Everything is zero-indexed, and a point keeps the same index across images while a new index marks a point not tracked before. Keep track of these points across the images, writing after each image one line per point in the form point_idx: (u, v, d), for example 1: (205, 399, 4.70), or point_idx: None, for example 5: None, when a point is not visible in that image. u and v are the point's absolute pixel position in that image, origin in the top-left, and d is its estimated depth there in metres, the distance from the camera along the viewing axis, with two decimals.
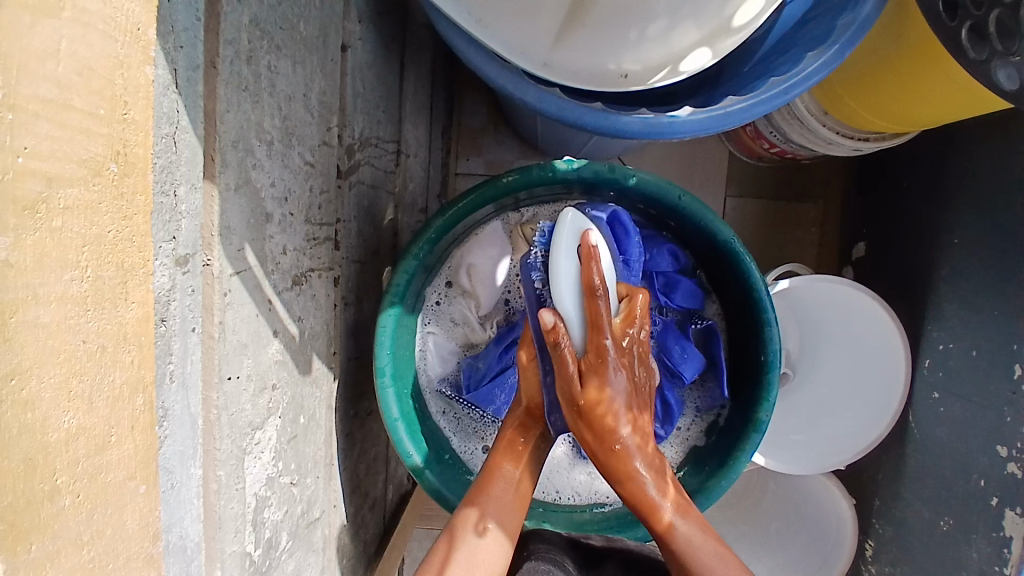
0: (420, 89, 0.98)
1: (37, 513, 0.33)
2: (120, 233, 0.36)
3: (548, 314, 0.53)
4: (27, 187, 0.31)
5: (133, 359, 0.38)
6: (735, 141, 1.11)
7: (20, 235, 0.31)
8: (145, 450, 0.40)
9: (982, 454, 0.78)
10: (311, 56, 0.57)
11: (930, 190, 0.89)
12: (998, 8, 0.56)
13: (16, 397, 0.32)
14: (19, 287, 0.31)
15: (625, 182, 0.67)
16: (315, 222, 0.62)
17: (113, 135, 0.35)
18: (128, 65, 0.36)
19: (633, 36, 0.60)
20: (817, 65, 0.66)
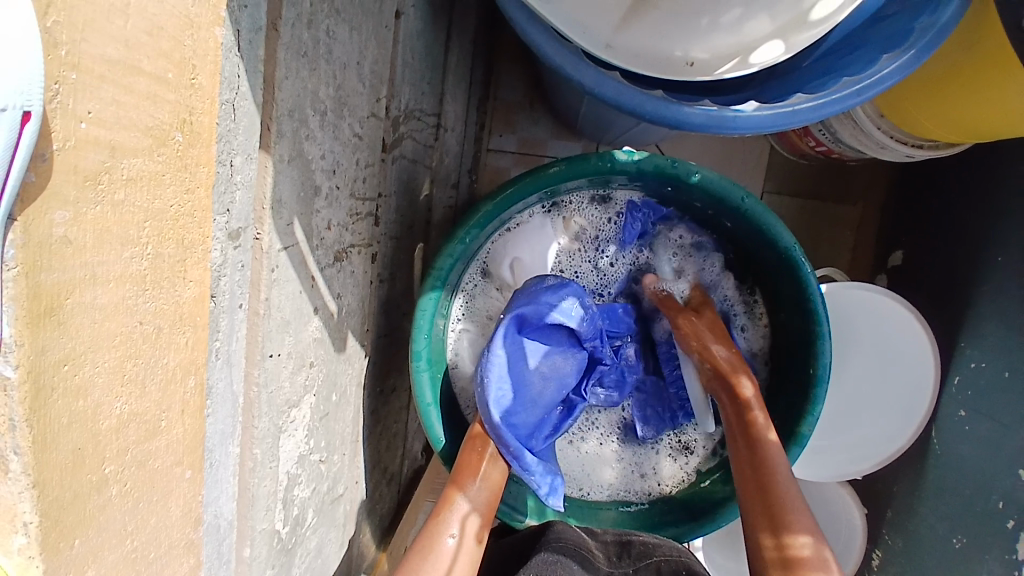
0: (462, 60, 0.94)
1: (84, 505, 0.30)
2: (181, 207, 0.34)
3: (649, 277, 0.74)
4: (86, 158, 0.28)
5: (187, 341, 0.37)
6: (779, 136, 1.07)
7: (80, 209, 0.28)
8: (192, 436, 0.39)
9: (1003, 478, 0.77)
10: (367, 23, 0.54)
11: (978, 205, 0.85)
12: None
13: (70, 383, 0.28)
14: (76, 267, 0.28)
15: (686, 178, 0.64)
16: (359, 197, 0.60)
17: (179, 101, 0.34)
18: (198, 26, 0.34)
19: (705, 23, 0.57)
20: (893, 68, 0.62)
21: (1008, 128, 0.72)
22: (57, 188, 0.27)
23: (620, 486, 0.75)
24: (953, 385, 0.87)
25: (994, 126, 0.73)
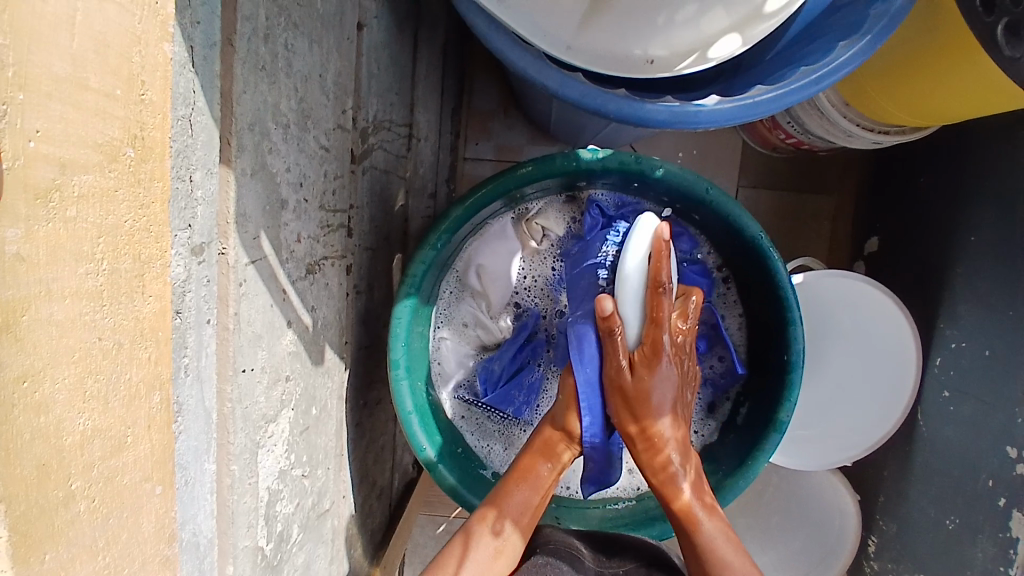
0: (432, 71, 0.95)
1: (51, 522, 0.32)
2: (136, 223, 0.34)
3: (608, 302, 0.57)
4: (38, 174, 0.29)
5: (150, 355, 0.36)
6: (749, 130, 1.09)
7: (33, 227, 0.29)
8: (161, 450, 0.39)
9: (990, 455, 0.78)
10: (327, 35, 0.55)
11: (948, 189, 0.87)
12: None
13: (29, 400, 0.30)
14: (31, 283, 0.29)
15: (651, 173, 0.65)
16: (330, 209, 0.60)
17: (129, 117, 0.34)
18: (146, 42, 0.34)
19: (661, 20, 0.58)
20: (849, 55, 0.64)
21: (968, 109, 0.74)
22: (9, 205, 0.28)
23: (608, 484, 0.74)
24: (936, 365, 0.88)
25: (954, 108, 0.75)
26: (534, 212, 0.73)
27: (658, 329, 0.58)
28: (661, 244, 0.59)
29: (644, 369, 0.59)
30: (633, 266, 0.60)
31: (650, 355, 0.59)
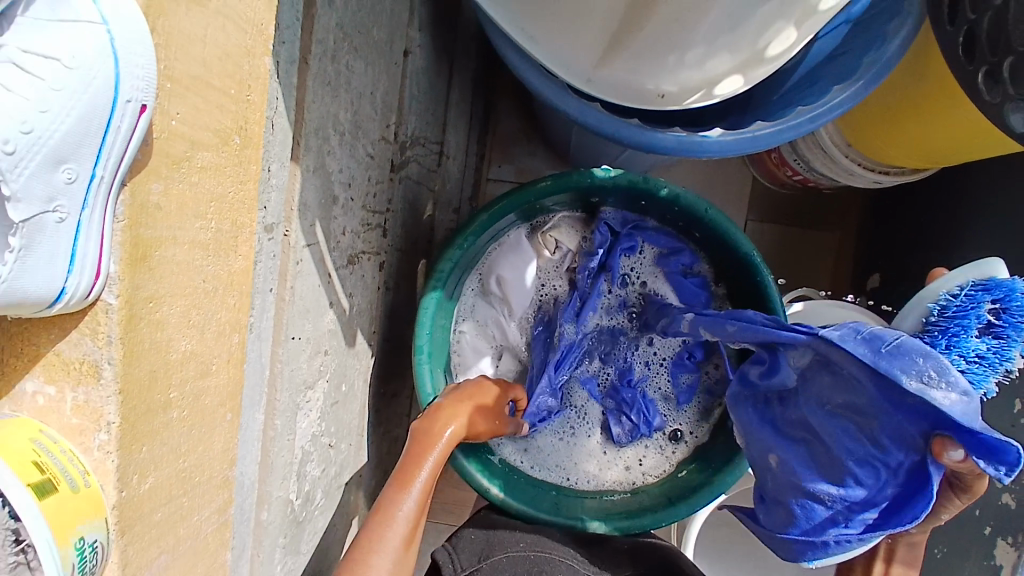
0: (464, 97, 1.04)
1: (152, 421, 0.32)
2: (235, 194, 0.39)
3: (955, 449, 0.38)
4: (176, 147, 0.34)
5: (236, 302, 0.39)
6: (758, 166, 1.16)
7: (170, 184, 0.34)
8: (233, 384, 0.40)
9: (980, 482, 0.82)
10: (380, 60, 0.64)
11: (948, 223, 0.92)
12: (1012, 55, 0.52)
13: (150, 316, 0.31)
14: (163, 228, 0.32)
15: (657, 192, 0.72)
16: (370, 210, 0.68)
17: (239, 112, 0.39)
18: (254, 54, 0.40)
19: (671, 62, 0.65)
20: (842, 98, 0.71)
21: (956, 153, 0.80)
22: (153, 166, 0.32)
23: (602, 478, 0.77)
24: None
25: (954, 150, 0.80)
26: (550, 224, 0.80)
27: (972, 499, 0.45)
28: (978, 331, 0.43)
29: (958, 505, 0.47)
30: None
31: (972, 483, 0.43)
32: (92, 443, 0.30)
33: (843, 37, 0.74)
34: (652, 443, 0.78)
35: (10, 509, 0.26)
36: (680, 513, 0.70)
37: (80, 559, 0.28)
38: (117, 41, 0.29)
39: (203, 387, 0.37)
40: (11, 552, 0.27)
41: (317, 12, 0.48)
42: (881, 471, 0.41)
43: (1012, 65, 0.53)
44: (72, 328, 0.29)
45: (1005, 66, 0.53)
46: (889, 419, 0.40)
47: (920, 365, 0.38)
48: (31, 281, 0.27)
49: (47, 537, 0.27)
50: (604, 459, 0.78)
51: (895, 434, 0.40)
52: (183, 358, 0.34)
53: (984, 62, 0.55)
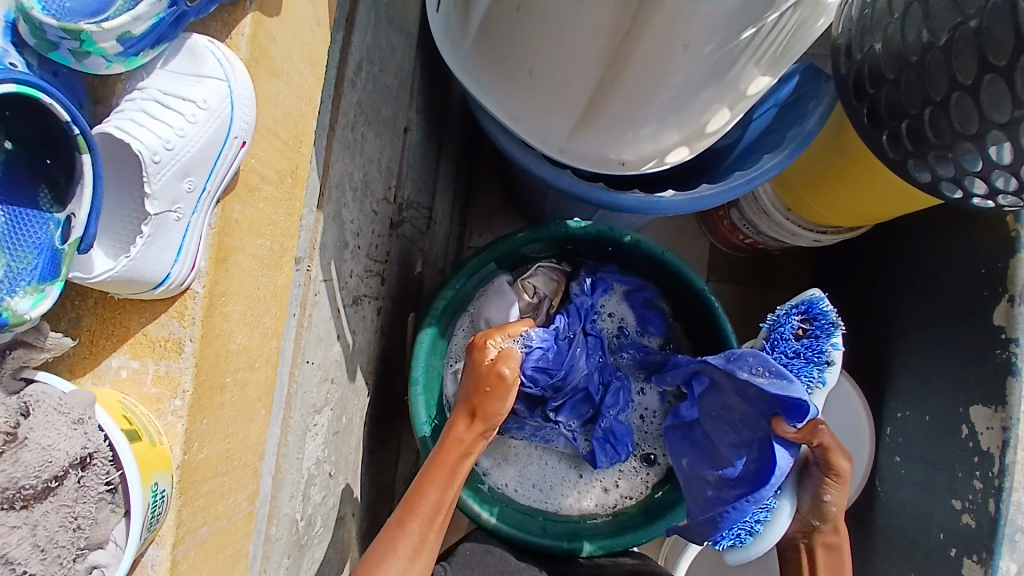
0: (450, 171, 1.17)
1: (212, 400, 0.40)
2: (285, 222, 0.49)
3: (785, 423, 0.63)
4: (252, 180, 0.44)
5: (274, 314, 0.47)
6: (714, 233, 1.30)
7: (246, 207, 0.43)
8: (269, 383, 0.48)
9: (942, 510, 0.88)
10: (386, 133, 0.75)
11: (881, 274, 1.05)
12: (907, 119, 0.68)
13: (219, 308, 0.41)
14: (238, 240, 0.42)
15: (621, 239, 0.83)
16: (372, 259, 0.77)
17: (299, 155, 0.50)
18: (304, 117, 0.50)
19: (629, 135, 0.78)
20: (772, 163, 0.85)
21: (879, 213, 0.94)
22: (236, 193, 0.43)
23: (584, 501, 0.83)
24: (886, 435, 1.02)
25: (877, 209, 0.93)
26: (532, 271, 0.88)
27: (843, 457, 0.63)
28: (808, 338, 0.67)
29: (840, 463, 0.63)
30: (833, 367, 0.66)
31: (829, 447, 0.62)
32: (167, 409, 0.38)
33: (771, 120, 0.90)
34: (626, 467, 0.85)
35: (110, 445, 0.35)
36: (658, 530, 0.78)
37: (152, 502, 0.35)
38: (233, 91, 0.41)
39: (247, 381, 0.44)
40: (100, 489, 0.35)
41: (343, 93, 0.60)
42: (745, 451, 0.67)
43: (909, 127, 0.68)
44: (162, 312, 0.39)
45: (903, 127, 0.69)
46: (749, 410, 0.68)
47: (755, 366, 0.65)
48: (143, 267, 0.37)
49: (134, 474, 0.34)
50: (586, 484, 0.84)
51: (749, 422, 0.68)
52: (237, 350, 0.43)
53: (885, 127, 0.71)
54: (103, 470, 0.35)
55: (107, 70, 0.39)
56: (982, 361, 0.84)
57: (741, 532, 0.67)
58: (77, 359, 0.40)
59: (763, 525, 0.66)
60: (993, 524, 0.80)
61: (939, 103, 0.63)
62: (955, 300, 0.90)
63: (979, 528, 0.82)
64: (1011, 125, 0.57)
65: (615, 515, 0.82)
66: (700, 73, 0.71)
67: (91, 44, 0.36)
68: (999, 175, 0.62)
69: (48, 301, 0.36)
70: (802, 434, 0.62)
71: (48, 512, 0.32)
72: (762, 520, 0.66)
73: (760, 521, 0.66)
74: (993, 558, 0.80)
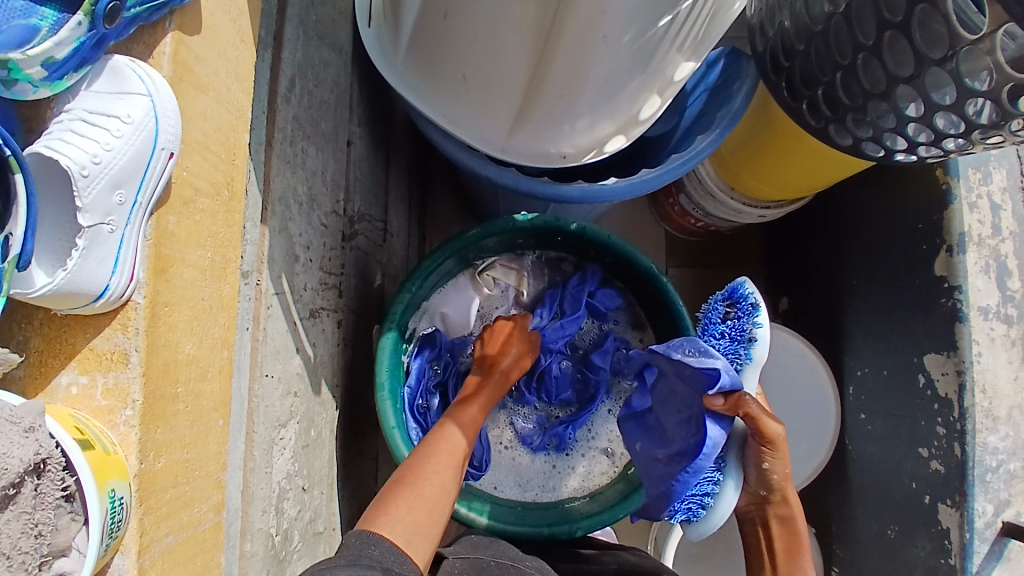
0: (402, 184, 1.18)
1: (163, 408, 0.42)
2: (226, 232, 0.51)
3: (716, 398, 0.65)
4: (186, 191, 0.46)
5: (216, 326, 0.48)
6: (668, 221, 1.33)
7: (181, 218, 0.45)
8: (224, 393, 0.50)
9: (909, 459, 0.91)
10: (328, 147, 0.77)
11: (825, 238, 1.08)
12: (821, 86, 0.72)
13: (164, 318, 0.42)
14: (176, 250, 0.44)
15: (568, 228, 0.85)
16: (327, 271, 0.78)
17: (234, 168, 0.52)
18: (235, 130, 0.52)
19: (566, 129, 0.81)
20: (706, 143, 0.88)
21: (813, 181, 0.98)
22: (170, 204, 0.44)
23: (560, 487, 0.86)
24: (849, 395, 1.02)
25: (812, 178, 0.97)
26: (484, 267, 0.91)
27: (776, 426, 0.64)
28: (738, 319, 0.70)
29: (773, 433, 0.64)
30: (762, 342, 0.68)
31: (760, 419, 0.64)
32: (119, 419, 0.40)
33: (701, 105, 0.94)
34: (591, 446, 0.88)
35: (64, 451, 0.36)
36: (634, 503, 0.80)
37: (111, 509, 0.37)
38: (156, 104, 0.42)
39: (202, 391, 0.47)
40: (57, 496, 0.36)
41: (277, 108, 0.61)
42: (687, 428, 0.69)
43: (823, 93, 0.72)
44: (106, 326, 0.41)
45: (818, 94, 0.73)
46: (687, 392, 0.70)
47: (691, 349, 0.69)
48: (81, 281, 0.38)
49: (90, 481, 0.36)
50: (560, 468, 0.87)
51: (689, 402, 0.70)
52: (187, 360, 0.45)
53: (801, 96, 0.75)
54: (58, 476, 0.36)
55: (34, 94, 0.40)
56: (925, 311, 0.88)
57: (692, 505, 0.68)
58: (28, 380, 0.41)
59: (713, 497, 0.68)
60: (961, 467, 0.83)
61: (846, 67, 0.68)
62: (894, 256, 0.93)
63: (949, 471, 0.84)
64: (915, 78, 0.62)
65: (592, 496, 0.85)
66: (623, 62, 0.74)
67: (18, 70, 0.37)
68: (917, 129, 0.66)
69: None
70: (728, 405, 0.65)
71: (9, 521, 0.34)
72: (710, 492, 0.68)
73: (708, 494, 0.68)
74: (965, 500, 0.82)
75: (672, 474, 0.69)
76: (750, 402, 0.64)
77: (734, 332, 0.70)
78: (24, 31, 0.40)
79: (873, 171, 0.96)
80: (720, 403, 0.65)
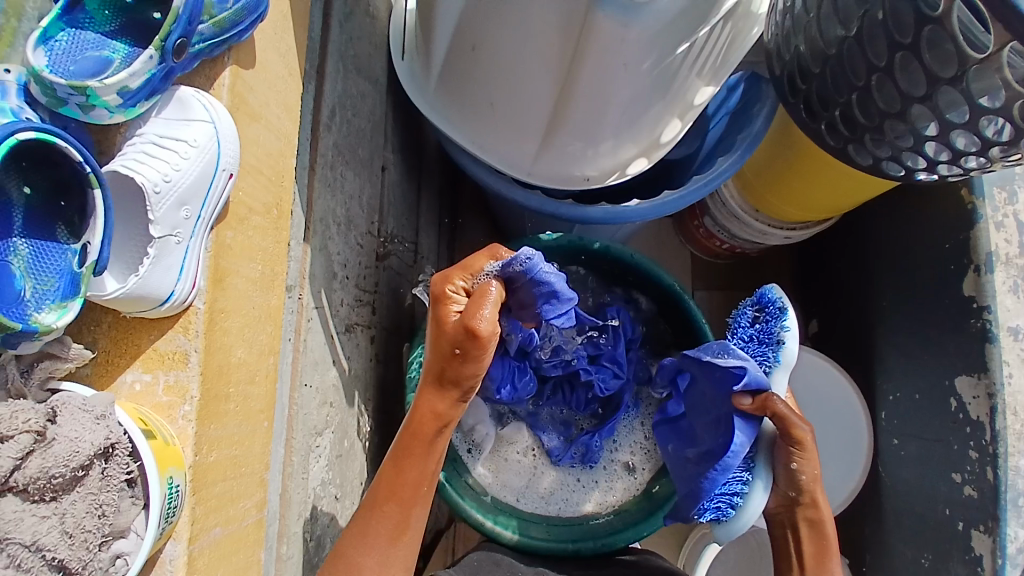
0: (432, 208, 1.23)
1: (216, 408, 0.46)
2: (274, 249, 0.55)
3: (743, 397, 0.68)
4: (240, 211, 0.50)
5: (264, 335, 0.52)
6: (693, 243, 1.34)
7: (236, 235, 0.50)
8: (268, 398, 0.54)
9: (944, 482, 0.88)
10: (365, 172, 0.81)
11: (852, 259, 1.08)
12: (838, 107, 0.74)
13: (219, 325, 0.47)
14: (231, 264, 0.48)
15: (591, 247, 0.88)
16: (362, 288, 0.82)
17: (282, 190, 0.57)
18: (283, 156, 0.57)
19: (590, 152, 0.84)
20: (727, 164, 0.90)
21: (837, 202, 0.99)
22: (227, 222, 0.48)
23: (583, 502, 0.86)
24: (882, 419, 1.01)
25: (836, 199, 0.98)
26: None
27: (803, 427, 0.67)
28: (764, 323, 0.72)
29: (800, 433, 0.66)
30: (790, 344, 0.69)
31: (788, 418, 0.67)
32: (177, 415, 0.44)
33: (722, 129, 0.97)
34: (615, 462, 0.89)
35: (130, 438, 0.40)
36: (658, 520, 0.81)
37: (169, 495, 0.40)
38: (219, 130, 0.47)
39: (250, 395, 0.51)
40: (121, 479, 0.40)
41: (320, 136, 0.67)
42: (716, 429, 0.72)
43: (841, 114, 0.74)
44: (169, 328, 0.45)
45: (835, 115, 0.75)
46: (716, 393, 0.72)
47: (718, 350, 0.71)
48: (150, 285, 0.42)
49: (153, 468, 0.39)
50: (584, 484, 0.87)
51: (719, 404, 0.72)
52: (238, 364, 0.49)
53: (819, 117, 0.77)
54: (123, 461, 0.40)
55: (109, 119, 0.45)
56: (955, 331, 0.87)
57: (721, 504, 0.70)
58: (95, 377, 0.45)
59: (741, 497, 0.70)
60: (995, 491, 0.81)
61: (862, 89, 0.69)
62: (922, 275, 0.93)
63: (984, 497, 0.83)
64: (929, 98, 0.63)
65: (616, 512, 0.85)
66: (644, 88, 0.78)
67: (95, 97, 0.42)
68: (936, 148, 0.67)
69: (70, 314, 0.40)
70: (755, 405, 0.67)
71: (76, 501, 0.38)
72: (740, 491, 0.70)
73: (737, 494, 0.70)
74: (999, 526, 0.81)
75: (700, 473, 0.71)
76: (778, 401, 0.67)
77: (761, 336, 0.72)
78: (97, 62, 0.46)
79: (899, 192, 0.96)
80: (747, 402, 0.68)
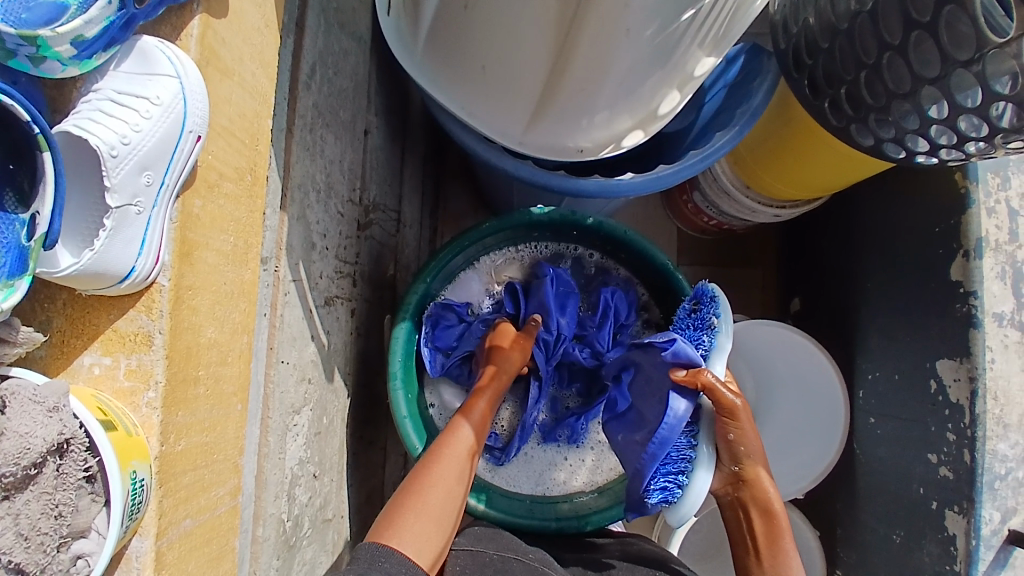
0: (416, 175, 1.18)
1: (185, 391, 0.42)
2: (248, 219, 0.51)
3: (678, 370, 0.67)
4: (210, 177, 0.46)
5: (236, 311, 0.49)
6: (680, 218, 1.32)
7: (206, 203, 0.45)
8: (242, 378, 0.50)
9: (919, 463, 0.90)
10: (346, 135, 0.77)
11: (840, 239, 1.07)
12: (844, 86, 0.71)
13: (187, 303, 0.43)
14: (200, 236, 0.44)
15: (584, 222, 0.85)
16: (342, 260, 0.78)
17: (257, 155, 0.52)
18: (259, 117, 0.52)
19: (584, 122, 0.80)
20: (724, 139, 0.87)
21: (831, 181, 0.97)
22: (195, 189, 0.44)
23: (569, 481, 0.86)
24: (859, 398, 1.02)
25: (830, 178, 0.96)
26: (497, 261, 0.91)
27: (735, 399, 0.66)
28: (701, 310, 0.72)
29: (732, 406, 0.66)
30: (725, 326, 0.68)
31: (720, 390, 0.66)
32: (142, 401, 0.40)
33: (719, 103, 0.94)
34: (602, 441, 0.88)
35: (87, 431, 0.37)
36: None
37: (133, 489, 0.37)
38: (185, 87, 0.42)
39: (222, 375, 0.47)
40: (79, 476, 0.36)
41: (298, 95, 0.61)
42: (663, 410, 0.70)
43: (846, 92, 0.71)
44: (130, 307, 0.41)
45: (840, 93, 0.72)
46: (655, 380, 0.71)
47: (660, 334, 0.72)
48: (109, 259, 0.38)
49: (113, 461, 0.36)
50: (570, 464, 0.87)
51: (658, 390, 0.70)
52: (208, 344, 0.45)
53: (824, 94, 0.74)
54: (80, 457, 0.37)
55: (62, 73, 0.40)
56: (940, 316, 0.87)
57: (667, 483, 0.67)
58: (50, 359, 0.41)
59: (686, 476, 0.66)
60: (971, 473, 0.82)
61: (872, 66, 0.67)
62: (910, 259, 0.92)
63: (957, 477, 0.84)
64: (940, 79, 0.60)
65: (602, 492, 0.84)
66: (644, 56, 0.74)
67: (47, 48, 0.38)
68: (940, 131, 0.64)
69: (18, 295, 0.36)
70: (687, 377, 0.66)
71: (30, 501, 0.35)
72: (685, 470, 0.67)
73: (683, 473, 0.67)
74: (973, 507, 0.81)
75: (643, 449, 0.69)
76: (710, 374, 0.66)
77: (699, 321, 0.71)
78: (52, 9, 0.39)
79: (893, 173, 0.95)
80: (682, 374, 0.67)
